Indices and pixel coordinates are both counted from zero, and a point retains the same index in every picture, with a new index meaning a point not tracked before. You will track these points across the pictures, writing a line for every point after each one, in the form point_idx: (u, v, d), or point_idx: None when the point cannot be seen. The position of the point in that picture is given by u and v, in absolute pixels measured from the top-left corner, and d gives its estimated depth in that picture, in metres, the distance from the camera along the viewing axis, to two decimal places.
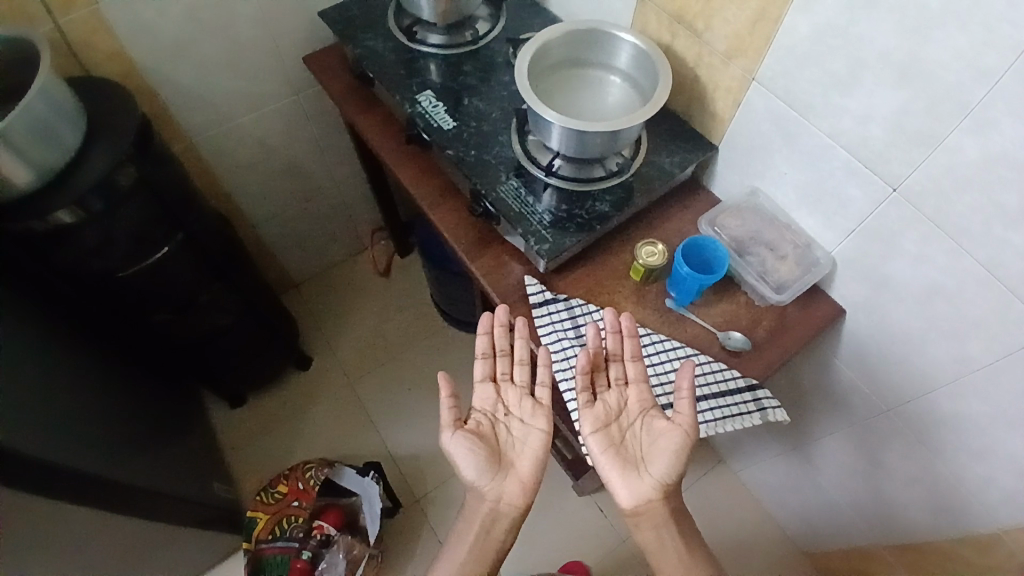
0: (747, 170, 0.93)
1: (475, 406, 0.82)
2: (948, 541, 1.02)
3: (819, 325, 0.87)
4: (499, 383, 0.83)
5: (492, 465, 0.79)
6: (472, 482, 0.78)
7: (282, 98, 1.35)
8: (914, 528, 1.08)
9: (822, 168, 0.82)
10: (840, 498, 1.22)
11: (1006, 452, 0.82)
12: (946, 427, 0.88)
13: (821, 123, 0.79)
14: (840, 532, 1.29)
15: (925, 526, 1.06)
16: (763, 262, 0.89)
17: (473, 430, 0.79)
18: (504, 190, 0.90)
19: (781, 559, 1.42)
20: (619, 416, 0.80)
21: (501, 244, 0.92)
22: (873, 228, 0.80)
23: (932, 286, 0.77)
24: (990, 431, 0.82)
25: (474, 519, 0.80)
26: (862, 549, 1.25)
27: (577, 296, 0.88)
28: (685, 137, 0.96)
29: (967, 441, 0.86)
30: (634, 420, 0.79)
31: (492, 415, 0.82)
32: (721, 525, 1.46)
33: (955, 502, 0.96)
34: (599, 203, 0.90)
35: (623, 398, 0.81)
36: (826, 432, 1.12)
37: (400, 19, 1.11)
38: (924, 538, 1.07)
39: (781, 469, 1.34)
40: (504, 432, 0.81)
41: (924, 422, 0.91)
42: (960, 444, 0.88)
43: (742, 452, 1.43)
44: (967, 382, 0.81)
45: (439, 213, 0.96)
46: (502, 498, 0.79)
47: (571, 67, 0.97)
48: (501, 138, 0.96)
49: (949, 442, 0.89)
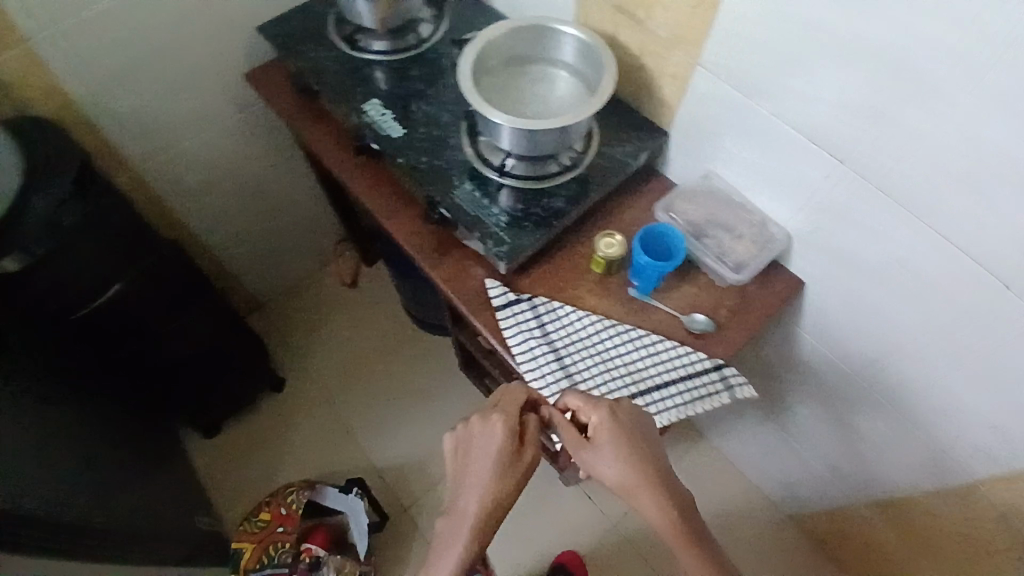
0: (698, 154, 0.94)
1: (484, 422, 0.78)
2: (925, 496, 1.05)
3: (779, 301, 0.89)
4: (518, 403, 0.79)
5: (497, 485, 0.75)
6: (471, 499, 0.75)
7: (229, 117, 1.31)
8: (893, 487, 1.11)
9: (771, 147, 0.84)
10: (819, 464, 1.25)
11: (970, 407, 0.85)
12: (911, 387, 0.91)
13: (767, 104, 0.80)
14: (822, 497, 1.32)
15: (903, 485, 1.08)
16: (719, 244, 0.90)
17: (482, 443, 0.77)
18: (459, 195, 0.89)
19: (770, 528, 1.45)
20: (616, 459, 0.73)
21: (461, 250, 0.92)
22: (824, 202, 0.82)
23: (884, 253, 0.79)
24: (952, 389, 0.85)
25: (458, 542, 0.73)
26: (845, 510, 1.28)
27: (540, 295, 0.87)
28: (636, 125, 0.97)
29: (931, 399, 0.89)
30: (632, 459, 0.73)
31: (507, 434, 0.77)
32: (711, 504, 1.47)
33: (928, 458, 0.98)
34: (555, 199, 0.89)
35: (616, 434, 0.73)
36: (802, 402, 1.15)
37: (341, 28, 1.09)
38: (902, 496, 1.10)
39: (763, 441, 1.37)
40: (516, 454, 0.76)
41: (891, 385, 0.93)
42: (925, 403, 0.91)
43: (722, 427, 1.45)
44: (926, 342, 0.83)
45: (395, 224, 0.94)
46: (494, 515, 0.75)
47: (517, 64, 0.97)
48: (452, 141, 0.95)
49: (915, 402, 0.92)
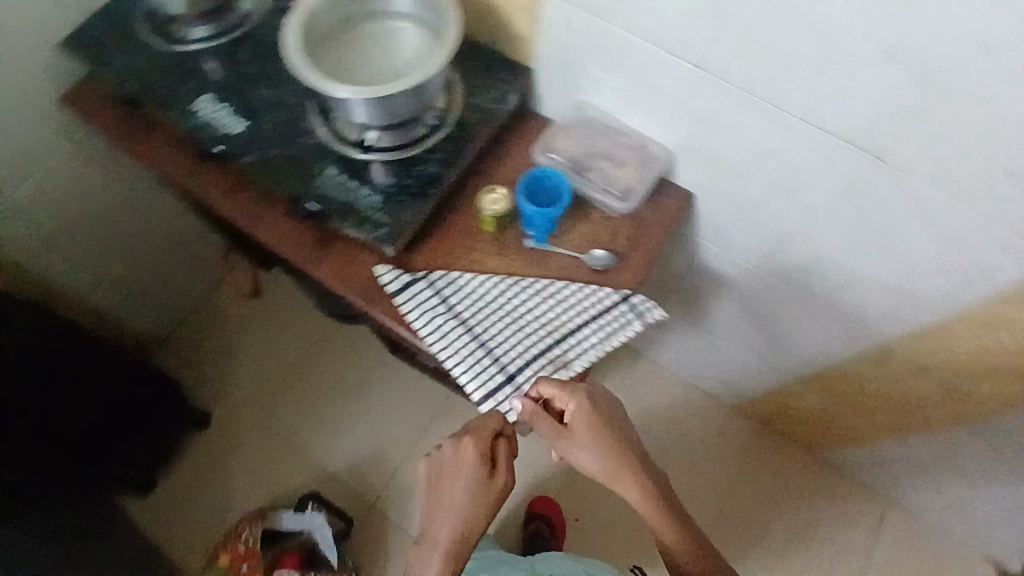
0: (565, 86, 0.90)
1: (452, 455, 0.78)
2: (850, 364, 1.10)
3: (672, 219, 0.89)
4: (488, 431, 0.77)
5: (472, 513, 0.77)
6: (446, 529, 0.78)
7: (52, 148, 1.14)
8: (820, 362, 1.15)
9: (632, 66, 0.81)
10: (751, 357, 1.28)
11: (868, 274, 0.89)
12: (815, 268, 0.93)
13: (619, 21, 0.77)
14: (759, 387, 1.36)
15: (828, 358, 1.12)
16: (603, 174, 0.88)
17: (456, 477, 0.78)
18: (324, 182, 0.82)
19: (720, 425, 1.46)
20: (597, 452, 0.76)
21: (342, 241, 0.85)
22: (696, 111, 0.80)
23: (761, 148, 0.79)
24: (850, 261, 0.88)
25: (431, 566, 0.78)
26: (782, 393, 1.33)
27: (435, 268, 0.83)
28: (497, 67, 0.91)
29: (835, 274, 0.92)
30: (614, 449, 0.77)
31: (479, 460, 0.77)
32: (667, 422, 1.46)
33: (843, 329, 1.02)
34: (428, 164, 0.84)
35: (592, 419, 0.76)
36: (728, 303, 1.15)
37: (151, 22, 0.96)
38: (829, 368, 1.15)
39: (701, 348, 1.37)
40: (488, 480, 0.78)
41: (797, 270, 0.95)
42: (830, 279, 0.94)
43: (655, 341, 1.45)
44: (817, 223, 0.85)
45: (264, 229, 0.86)
46: (466, 541, 0.78)
47: (355, 26, 0.88)
48: (304, 125, 0.87)
49: (822, 280, 0.95)
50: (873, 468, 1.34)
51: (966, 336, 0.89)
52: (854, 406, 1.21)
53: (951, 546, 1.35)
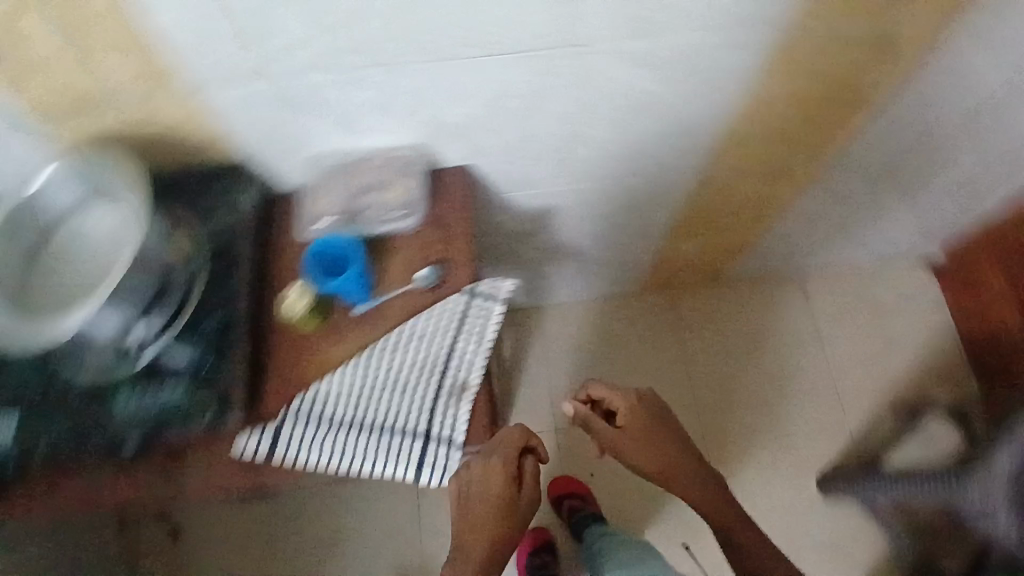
0: (289, 154, 0.86)
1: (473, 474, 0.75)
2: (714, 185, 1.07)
3: (462, 199, 0.88)
4: (513, 447, 0.77)
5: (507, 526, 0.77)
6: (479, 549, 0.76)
7: None
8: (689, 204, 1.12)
9: (330, 102, 0.79)
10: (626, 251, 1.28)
11: (648, 126, 0.91)
12: (606, 149, 0.94)
13: (284, 74, 0.74)
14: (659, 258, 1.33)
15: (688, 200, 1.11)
16: (375, 205, 0.84)
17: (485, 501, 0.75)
18: (125, 413, 0.72)
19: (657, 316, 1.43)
20: (643, 450, 0.91)
21: (188, 448, 0.74)
22: (411, 100, 0.79)
23: (485, 91, 0.79)
24: (627, 124, 0.90)
25: None
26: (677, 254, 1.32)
27: (292, 400, 0.77)
28: (213, 180, 0.84)
29: (625, 142, 0.93)
30: (665, 447, 0.92)
31: (508, 479, 0.75)
32: (614, 352, 1.41)
33: (669, 177, 1.04)
34: (211, 321, 0.76)
35: (638, 424, 0.91)
36: (578, 216, 1.13)
37: None
38: (701, 202, 1.12)
39: (589, 271, 1.34)
40: (515, 497, 0.77)
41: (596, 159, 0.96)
42: (626, 147, 0.95)
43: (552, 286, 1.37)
44: (575, 118, 0.87)
45: (100, 498, 0.72)
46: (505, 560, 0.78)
47: (40, 241, 0.78)
48: (61, 372, 0.74)
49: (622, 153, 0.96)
50: (780, 263, 1.39)
51: (758, 112, 0.92)
52: (729, 229, 1.24)
53: (878, 277, 1.44)
